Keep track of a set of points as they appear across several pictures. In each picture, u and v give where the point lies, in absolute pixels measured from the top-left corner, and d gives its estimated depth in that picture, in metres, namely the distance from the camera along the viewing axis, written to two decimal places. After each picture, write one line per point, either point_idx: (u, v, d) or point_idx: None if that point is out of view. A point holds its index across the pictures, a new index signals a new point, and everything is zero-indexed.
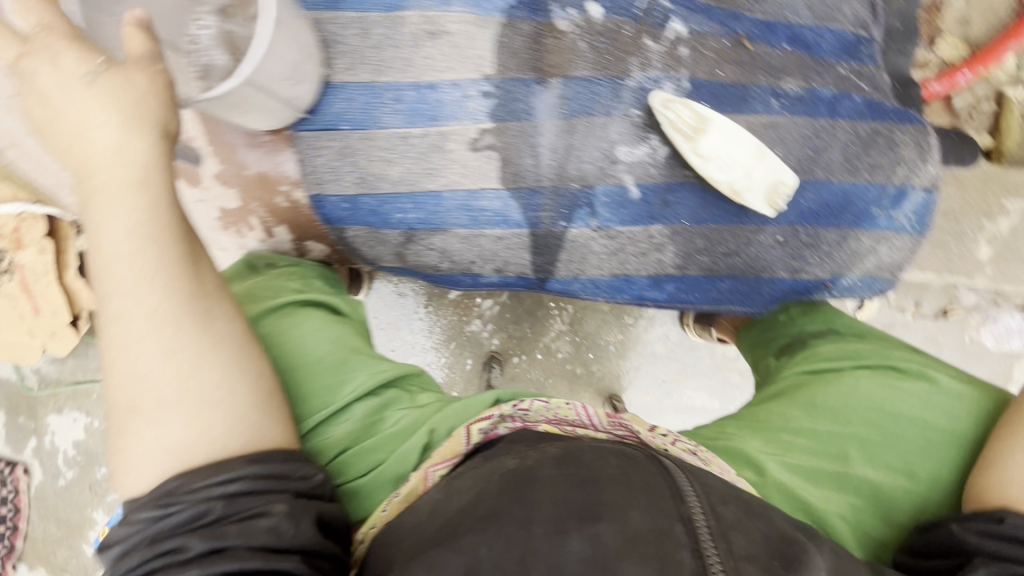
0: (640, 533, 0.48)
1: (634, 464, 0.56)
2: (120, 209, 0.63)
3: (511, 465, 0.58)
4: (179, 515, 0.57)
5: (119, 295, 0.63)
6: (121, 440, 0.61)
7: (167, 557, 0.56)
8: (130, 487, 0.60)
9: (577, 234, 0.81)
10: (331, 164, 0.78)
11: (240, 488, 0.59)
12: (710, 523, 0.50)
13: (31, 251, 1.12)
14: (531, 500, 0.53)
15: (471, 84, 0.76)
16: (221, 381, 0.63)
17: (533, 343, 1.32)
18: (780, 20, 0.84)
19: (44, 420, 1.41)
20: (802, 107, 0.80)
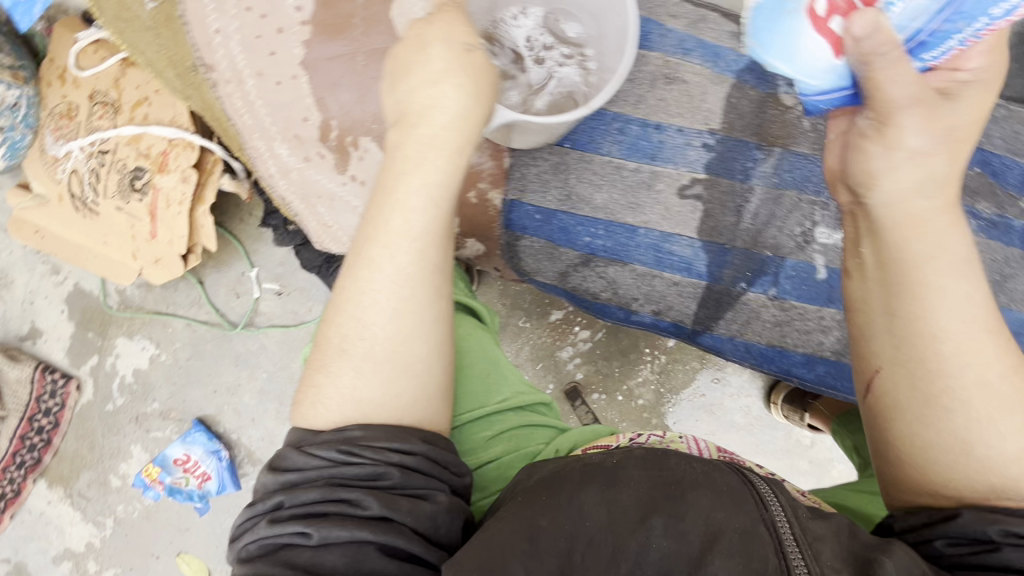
0: (726, 530, 0.54)
1: (717, 471, 0.59)
2: (425, 170, 0.61)
3: (599, 460, 0.63)
4: (360, 469, 0.58)
5: (383, 246, 0.62)
6: (323, 376, 0.63)
7: (344, 506, 0.56)
8: (315, 421, 0.62)
9: (752, 298, 0.82)
10: (543, 176, 0.81)
11: (416, 466, 0.60)
12: (797, 535, 0.54)
13: (173, 177, 1.12)
14: (622, 501, 0.58)
15: (697, 134, 0.79)
16: (427, 359, 0.64)
17: (618, 383, 1.31)
18: (976, 142, 0.87)
19: (113, 341, 1.39)
20: (995, 232, 0.84)
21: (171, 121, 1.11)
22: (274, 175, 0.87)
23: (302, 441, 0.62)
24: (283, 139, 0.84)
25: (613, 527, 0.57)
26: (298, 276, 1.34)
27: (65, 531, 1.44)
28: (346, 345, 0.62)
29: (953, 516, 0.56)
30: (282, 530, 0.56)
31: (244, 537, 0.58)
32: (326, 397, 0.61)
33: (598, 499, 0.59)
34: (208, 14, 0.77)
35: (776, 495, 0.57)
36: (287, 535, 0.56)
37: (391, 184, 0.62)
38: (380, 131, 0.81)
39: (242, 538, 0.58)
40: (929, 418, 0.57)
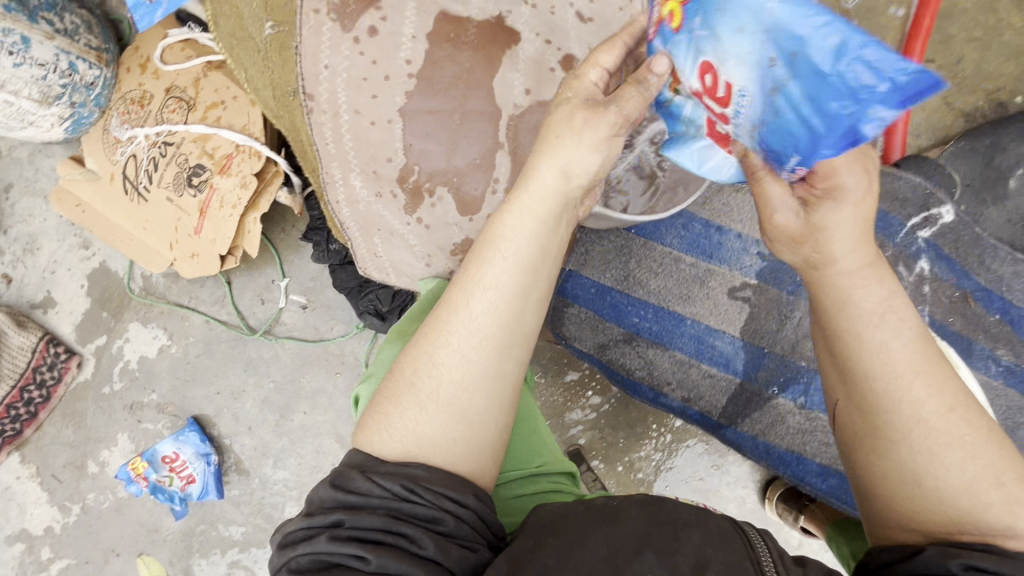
0: (715, 563, 0.57)
1: (713, 516, 0.63)
2: (514, 230, 0.63)
3: (601, 502, 0.66)
4: (418, 508, 0.59)
5: (465, 293, 0.64)
6: (392, 405, 0.65)
7: (403, 541, 0.58)
8: (380, 448, 0.64)
9: (781, 402, 0.87)
10: (606, 256, 0.89)
11: (469, 520, 0.62)
12: (779, 573, 0.57)
13: (232, 180, 1.15)
14: (619, 535, 0.60)
15: (754, 242, 0.87)
16: (485, 411, 0.64)
17: (620, 455, 1.32)
18: (1000, 291, 0.92)
19: (125, 325, 1.38)
20: (1010, 379, 0.90)
21: (242, 128, 1.15)
22: (343, 202, 0.91)
23: (365, 466, 0.63)
24: (361, 172, 0.88)
25: (612, 559, 0.58)
26: (326, 294, 1.36)
27: (27, 510, 1.38)
28: (417, 381, 0.64)
29: (920, 552, 0.55)
30: (340, 549, 0.57)
31: (298, 547, 0.59)
32: (390, 426, 0.63)
33: (600, 536, 0.60)
34: (321, 50, 0.82)
35: (763, 540, 0.61)
36: (343, 555, 0.57)
37: (484, 240, 0.65)
38: (458, 185, 0.85)
39: (296, 547, 0.59)
40: (882, 448, 0.58)
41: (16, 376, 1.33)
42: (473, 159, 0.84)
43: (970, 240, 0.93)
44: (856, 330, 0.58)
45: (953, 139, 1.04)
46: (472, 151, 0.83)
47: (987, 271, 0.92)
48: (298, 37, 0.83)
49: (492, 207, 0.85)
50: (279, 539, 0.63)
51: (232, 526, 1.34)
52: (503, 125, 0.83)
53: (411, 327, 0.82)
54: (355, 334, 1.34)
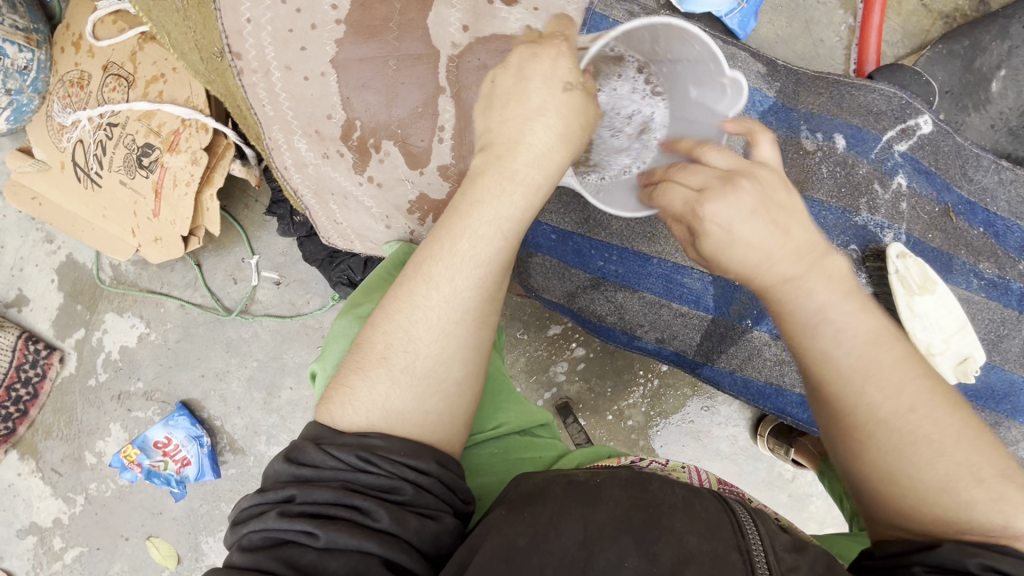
0: (697, 555, 0.54)
1: (700, 498, 0.60)
2: (501, 203, 0.63)
3: (583, 479, 0.64)
4: (375, 478, 0.58)
5: (444, 264, 0.63)
6: (358, 377, 0.64)
7: (354, 513, 0.56)
8: (339, 420, 0.63)
9: (757, 335, 0.84)
10: (565, 200, 0.84)
11: (430, 487, 0.60)
12: (771, 565, 0.53)
13: (182, 157, 1.11)
14: (597, 521, 0.57)
15: None
16: (461, 379, 0.65)
17: (609, 404, 1.32)
18: (982, 203, 0.90)
19: (101, 316, 1.36)
20: (995, 293, 0.86)
21: (185, 101, 1.10)
22: (291, 167, 0.88)
23: (321, 437, 0.61)
24: (303, 134, 0.84)
25: (588, 544, 0.56)
26: (298, 268, 1.33)
27: (33, 505, 1.40)
28: (389, 354, 0.64)
29: (934, 545, 0.52)
30: (289, 525, 0.55)
31: (248, 524, 0.57)
32: (357, 398, 0.62)
33: (576, 517, 0.58)
34: (241, 3, 0.77)
35: (754, 525, 0.57)
36: (292, 532, 0.55)
37: (466, 204, 0.63)
38: (404, 137, 0.81)
39: (246, 524, 0.57)
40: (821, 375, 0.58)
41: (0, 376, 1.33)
42: (415, 108, 0.79)
43: (950, 151, 0.89)
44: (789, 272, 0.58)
45: (931, 45, 0.98)
46: (413, 98, 0.78)
47: (969, 182, 0.90)
48: None
49: (441, 156, 0.81)
50: (232, 519, 0.61)
51: (233, 504, 1.36)
52: (443, 67, 0.77)
53: (363, 298, 0.80)
54: (332, 307, 1.32)
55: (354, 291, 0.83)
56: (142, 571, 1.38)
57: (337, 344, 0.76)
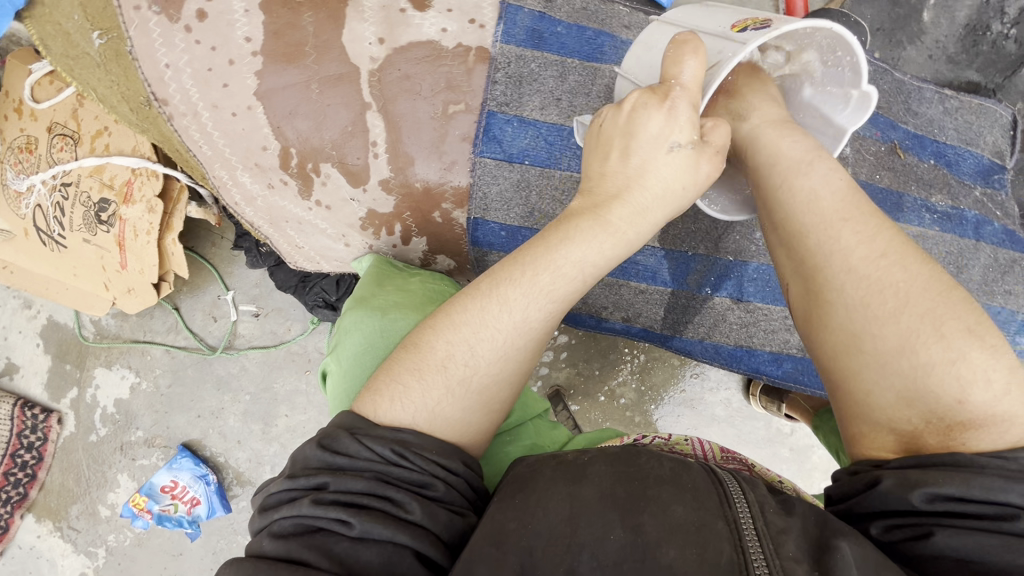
0: (683, 525, 0.54)
1: (687, 471, 0.60)
2: (591, 248, 0.62)
3: (569, 458, 0.64)
4: (409, 473, 0.59)
5: (522, 290, 0.63)
6: (415, 377, 0.64)
7: (388, 504, 0.57)
8: (382, 412, 0.63)
9: (718, 301, 0.85)
10: (505, 194, 0.83)
11: (458, 486, 0.62)
12: (759, 528, 0.54)
13: (138, 207, 1.11)
14: (582, 496, 0.58)
15: None
16: (506, 401, 0.66)
17: (599, 385, 1.33)
18: (931, 135, 0.90)
19: (91, 372, 1.38)
20: (950, 225, 0.85)
21: (132, 151, 1.10)
22: (241, 203, 0.89)
23: (355, 427, 0.62)
24: (244, 168, 0.85)
25: (573, 519, 0.56)
26: (274, 297, 1.34)
27: (56, 563, 1.42)
28: (449, 362, 0.63)
29: (879, 483, 0.52)
30: (324, 514, 0.56)
31: (280, 509, 0.58)
32: (410, 398, 0.62)
33: (562, 495, 0.59)
34: (157, 49, 0.77)
35: (741, 493, 0.58)
36: (327, 521, 0.56)
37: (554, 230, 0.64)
38: (340, 157, 0.81)
39: (277, 510, 0.58)
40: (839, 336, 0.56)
41: (3, 444, 1.37)
42: (345, 127, 0.79)
43: (890, 89, 0.90)
44: (834, 233, 0.58)
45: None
46: (341, 117, 0.78)
47: (915, 116, 0.91)
48: (129, 40, 0.77)
49: (379, 171, 0.81)
50: (259, 503, 0.62)
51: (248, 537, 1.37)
52: (366, 83, 0.77)
53: (366, 292, 0.82)
54: (313, 330, 1.34)
55: (356, 287, 0.84)
56: None
57: (349, 337, 0.78)
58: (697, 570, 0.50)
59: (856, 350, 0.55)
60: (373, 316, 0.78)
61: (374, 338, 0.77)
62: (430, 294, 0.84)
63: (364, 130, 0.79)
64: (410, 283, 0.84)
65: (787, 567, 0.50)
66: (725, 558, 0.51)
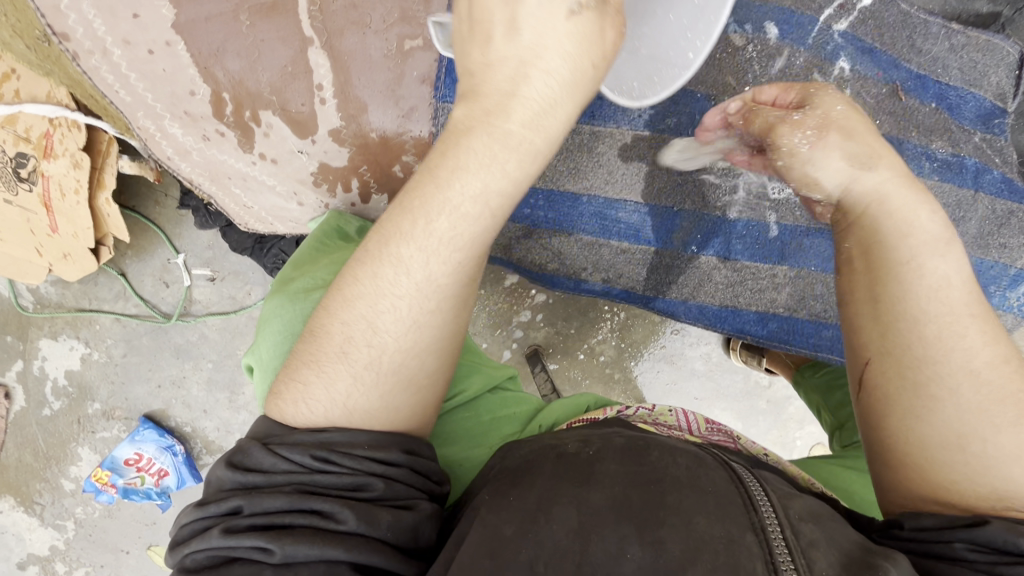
0: (710, 541, 0.51)
1: (705, 470, 0.57)
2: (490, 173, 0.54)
3: (574, 450, 0.61)
4: (338, 477, 0.55)
5: (417, 245, 0.56)
6: (343, 361, 0.58)
7: (314, 517, 0.53)
8: (290, 417, 0.58)
9: (704, 261, 0.81)
10: None
11: (401, 480, 0.58)
12: (789, 541, 0.51)
13: (62, 163, 0.99)
14: (591, 505, 0.54)
15: None
16: None
17: (578, 343, 1.30)
18: (934, 75, 0.83)
19: (36, 344, 1.29)
20: (949, 174, 0.80)
21: (47, 97, 0.96)
22: (173, 158, 0.77)
23: (269, 436, 0.57)
24: (173, 117, 0.74)
25: (582, 532, 0.52)
26: (229, 259, 1.25)
27: (24, 538, 1.37)
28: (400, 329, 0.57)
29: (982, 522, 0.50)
30: (239, 543, 0.51)
31: (191, 543, 0.53)
32: (312, 397, 0.57)
33: (569, 500, 0.55)
34: None
35: (765, 494, 0.55)
36: (244, 547, 0.52)
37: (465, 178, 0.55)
38: (282, 103, 0.71)
39: (188, 543, 0.53)
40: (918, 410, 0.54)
41: None
42: (284, 68, 0.70)
43: (895, 22, 0.82)
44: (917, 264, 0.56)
45: None
46: (278, 56, 0.69)
47: (919, 54, 0.83)
48: None
49: (328, 119, 0.72)
50: (172, 536, 0.56)
51: None
52: (305, 14, 0.68)
53: (291, 274, 0.74)
54: None
55: (283, 267, 0.76)
56: None
57: (269, 328, 0.69)
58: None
59: (959, 448, 0.53)
60: (291, 301, 0.69)
61: (292, 326, 0.68)
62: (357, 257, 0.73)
63: (305, 68, 0.70)
64: (339, 250, 0.75)
65: None
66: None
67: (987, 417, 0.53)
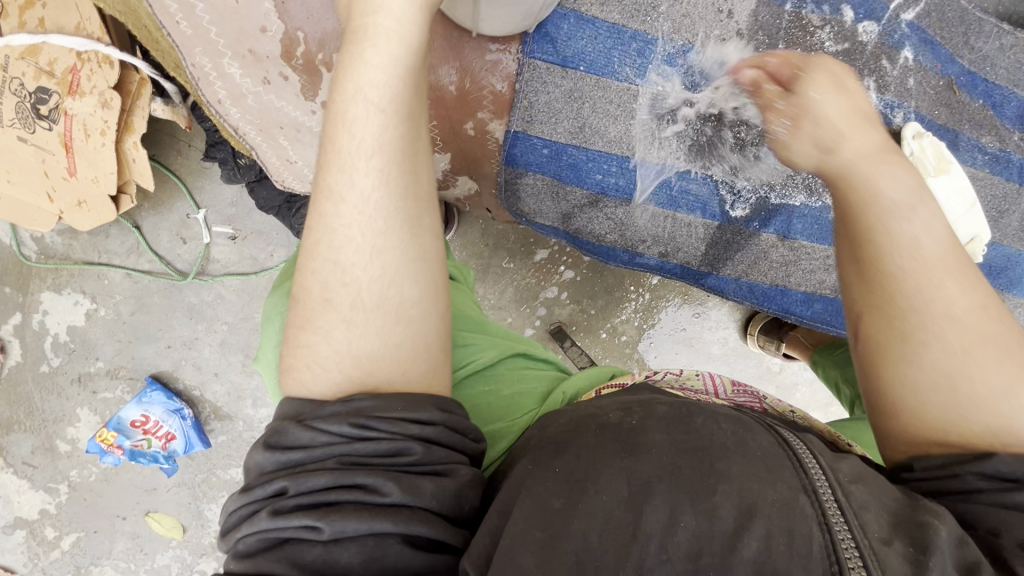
0: (762, 505, 0.47)
1: (750, 433, 0.53)
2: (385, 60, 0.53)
3: (615, 420, 0.56)
4: (377, 444, 0.50)
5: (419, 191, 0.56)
6: (402, 323, 0.55)
7: (360, 492, 0.49)
8: (314, 388, 0.54)
9: (764, 238, 0.83)
10: (555, 105, 0.75)
11: (439, 436, 0.54)
12: (841, 503, 0.48)
13: (88, 101, 0.93)
14: (642, 478, 0.50)
15: (707, 61, 0.78)
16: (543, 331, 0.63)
17: (601, 322, 1.31)
18: (983, 73, 0.86)
19: (37, 297, 1.22)
20: (998, 167, 0.84)
21: (77, 30, 0.90)
22: (225, 101, 0.74)
23: (303, 413, 0.52)
24: (235, 56, 0.71)
25: (633, 501, 0.49)
26: (252, 218, 1.20)
27: (13, 500, 1.31)
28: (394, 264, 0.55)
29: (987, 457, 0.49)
30: (286, 524, 0.48)
31: (241, 527, 0.49)
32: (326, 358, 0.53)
33: (617, 470, 0.51)
34: None
35: (814, 457, 0.51)
36: (292, 528, 0.48)
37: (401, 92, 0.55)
38: None
39: (238, 529, 0.49)
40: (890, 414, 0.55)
41: None
42: None
43: (953, 18, 0.85)
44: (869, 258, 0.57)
45: None
46: None
47: (971, 51, 0.86)
48: None
49: None
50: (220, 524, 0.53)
51: (230, 471, 1.30)
52: None
53: (296, 273, 0.73)
54: None
55: (289, 263, 0.76)
56: (146, 548, 1.32)
57: (272, 327, 0.68)
58: (788, 562, 0.44)
59: (949, 388, 0.52)
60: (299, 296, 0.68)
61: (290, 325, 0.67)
62: None
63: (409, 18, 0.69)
64: None
65: (879, 548, 0.45)
66: (816, 545, 0.45)
67: (950, 372, 0.52)
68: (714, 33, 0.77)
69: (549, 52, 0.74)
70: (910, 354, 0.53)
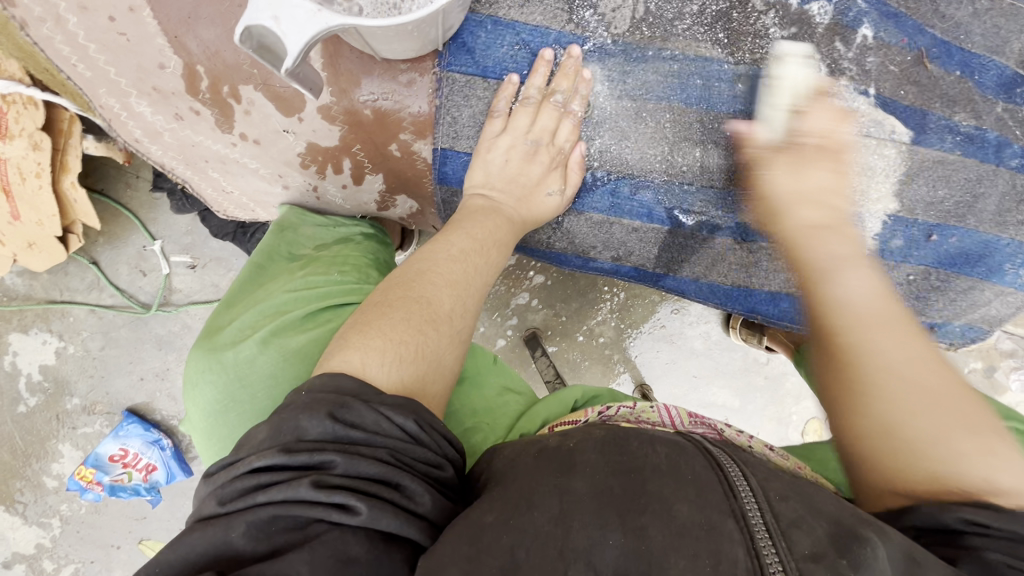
0: (691, 528, 0.47)
1: (683, 456, 0.53)
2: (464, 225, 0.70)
3: (555, 444, 0.57)
4: (364, 470, 0.50)
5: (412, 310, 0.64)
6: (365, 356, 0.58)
7: (332, 512, 0.48)
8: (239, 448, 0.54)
9: (719, 242, 0.80)
10: (478, 118, 0.72)
11: (422, 468, 0.54)
12: (769, 523, 0.47)
13: (19, 144, 0.90)
14: (574, 493, 0.51)
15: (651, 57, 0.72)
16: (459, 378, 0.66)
17: (577, 325, 1.27)
18: (957, 41, 0.79)
19: (5, 338, 1.22)
20: (971, 148, 0.78)
21: None
22: (143, 139, 0.73)
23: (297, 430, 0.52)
24: (140, 94, 0.68)
25: (563, 519, 0.49)
26: (209, 245, 1.19)
27: (7, 537, 1.30)
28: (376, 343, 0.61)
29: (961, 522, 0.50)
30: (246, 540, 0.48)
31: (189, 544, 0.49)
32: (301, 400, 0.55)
33: (551, 489, 0.51)
34: None
35: (744, 478, 0.51)
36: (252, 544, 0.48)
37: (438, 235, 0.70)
38: (264, 76, 0.66)
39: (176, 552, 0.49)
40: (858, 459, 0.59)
41: None
42: None
43: None
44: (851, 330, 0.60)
45: None
46: None
47: (943, 20, 0.78)
48: None
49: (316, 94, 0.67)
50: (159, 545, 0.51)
51: None
52: None
53: (220, 326, 0.72)
54: None
55: (216, 311, 0.75)
56: None
57: (203, 389, 0.69)
58: None
59: (886, 435, 0.56)
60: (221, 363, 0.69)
61: (231, 392, 0.68)
62: (280, 300, 0.71)
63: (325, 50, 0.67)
64: (283, 282, 0.74)
65: (806, 568, 0.44)
66: (742, 569, 0.44)
67: (933, 432, 0.54)
68: (652, 30, 0.72)
69: (462, 61, 0.70)
70: (876, 412, 0.56)
